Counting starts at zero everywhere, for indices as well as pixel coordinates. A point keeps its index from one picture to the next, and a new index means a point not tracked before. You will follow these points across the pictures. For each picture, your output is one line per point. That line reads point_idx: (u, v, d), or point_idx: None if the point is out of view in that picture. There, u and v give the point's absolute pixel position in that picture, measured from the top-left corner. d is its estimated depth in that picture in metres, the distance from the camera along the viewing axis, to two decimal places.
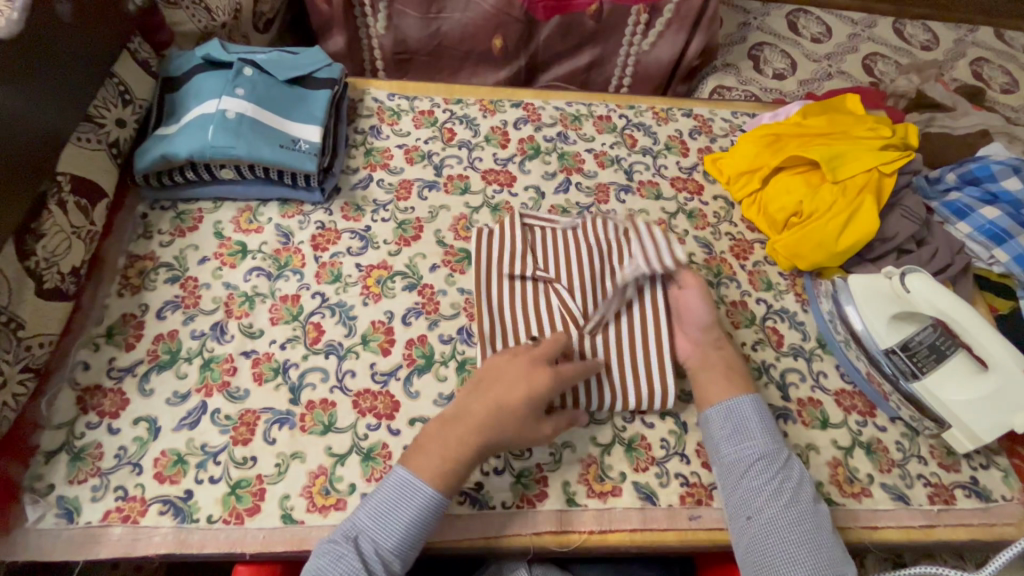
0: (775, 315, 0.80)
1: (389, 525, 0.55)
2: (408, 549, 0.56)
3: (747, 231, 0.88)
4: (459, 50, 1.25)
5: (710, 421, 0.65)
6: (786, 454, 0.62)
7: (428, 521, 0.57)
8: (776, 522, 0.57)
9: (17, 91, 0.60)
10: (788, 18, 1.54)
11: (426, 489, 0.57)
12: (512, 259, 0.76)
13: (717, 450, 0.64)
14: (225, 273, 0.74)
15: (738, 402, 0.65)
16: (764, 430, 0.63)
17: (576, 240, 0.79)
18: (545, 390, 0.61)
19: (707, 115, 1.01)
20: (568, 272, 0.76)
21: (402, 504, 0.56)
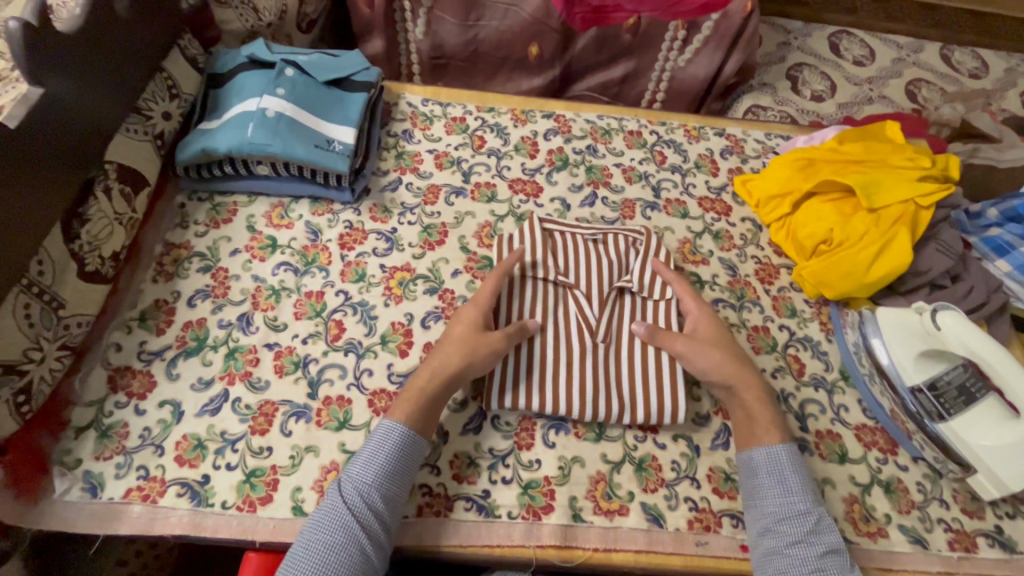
0: (797, 343, 0.79)
1: (369, 465, 0.59)
2: (391, 489, 0.59)
3: (774, 255, 0.86)
4: (495, 57, 1.26)
5: (750, 464, 0.64)
6: (819, 515, 0.61)
7: (408, 456, 0.61)
8: None
9: (75, 80, 0.63)
10: (830, 39, 1.51)
11: (396, 425, 0.61)
12: (535, 260, 0.77)
13: (751, 500, 0.63)
14: (254, 266, 0.76)
15: (770, 450, 0.64)
16: (800, 487, 0.62)
17: (598, 253, 0.79)
18: (476, 310, 0.70)
19: (739, 135, 0.99)
20: (588, 278, 0.77)
21: (379, 446, 0.60)
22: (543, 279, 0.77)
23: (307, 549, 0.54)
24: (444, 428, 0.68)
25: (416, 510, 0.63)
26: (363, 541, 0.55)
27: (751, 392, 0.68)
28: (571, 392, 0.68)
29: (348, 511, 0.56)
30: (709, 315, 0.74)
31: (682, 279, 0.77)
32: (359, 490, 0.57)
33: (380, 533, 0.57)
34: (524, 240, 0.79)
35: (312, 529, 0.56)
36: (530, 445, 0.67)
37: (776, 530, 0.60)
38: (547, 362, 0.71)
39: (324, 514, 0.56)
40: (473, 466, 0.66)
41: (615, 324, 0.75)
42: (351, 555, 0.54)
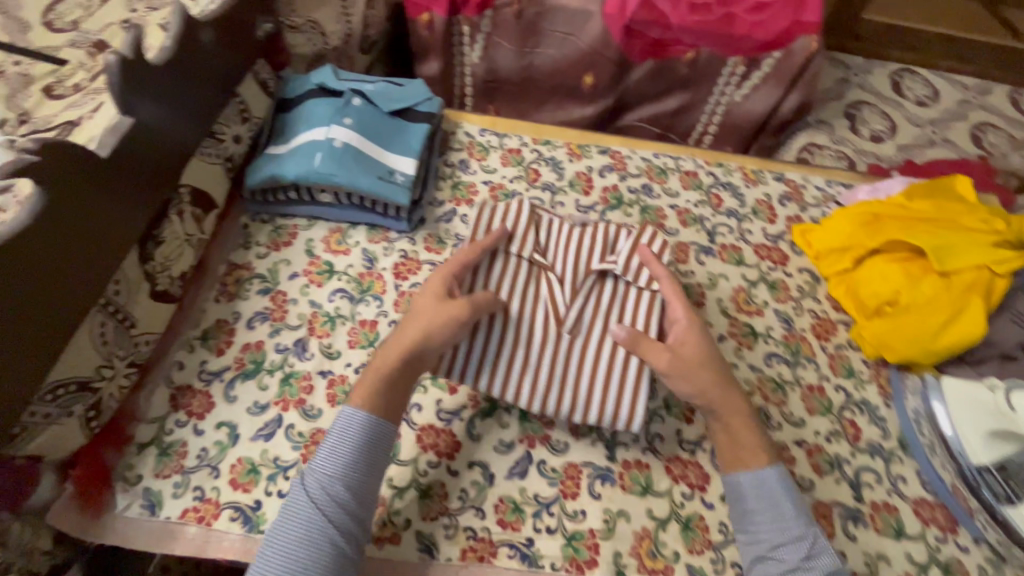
0: (854, 406, 0.76)
1: (333, 458, 0.58)
2: (357, 479, 0.58)
3: (832, 310, 0.84)
4: (548, 84, 1.27)
5: (735, 486, 0.63)
6: (815, 537, 0.58)
7: (369, 442, 0.59)
8: None
9: (161, 110, 0.66)
10: (892, 77, 1.47)
11: (360, 415, 0.60)
12: (515, 234, 0.77)
13: (745, 527, 0.61)
14: (312, 291, 0.78)
15: (757, 472, 0.62)
16: (792, 509, 0.60)
17: (582, 238, 0.78)
18: (443, 281, 0.68)
19: (799, 181, 0.97)
20: (567, 263, 0.76)
21: (342, 437, 0.59)
22: (519, 254, 0.76)
23: (276, 544, 0.54)
24: (490, 470, 0.68)
25: (460, 553, 0.63)
26: (330, 533, 0.55)
27: (736, 417, 0.65)
28: (523, 383, 0.69)
29: (313, 505, 0.56)
30: (693, 325, 0.69)
31: (674, 283, 0.72)
32: (323, 484, 0.57)
33: (344, 523, 0.56)
34: (508, 217, 0.78)
35: (279, 524, 0.56)
36: (575, 494, 0.67)
37: (772, 558, 0.58)
38: (511, 344, 0.70)
39: (289, 510, 0.56)
40: (517, 512, 0.65)
41: (590, 312, 0.73)
42: (319, 549, 0.54)
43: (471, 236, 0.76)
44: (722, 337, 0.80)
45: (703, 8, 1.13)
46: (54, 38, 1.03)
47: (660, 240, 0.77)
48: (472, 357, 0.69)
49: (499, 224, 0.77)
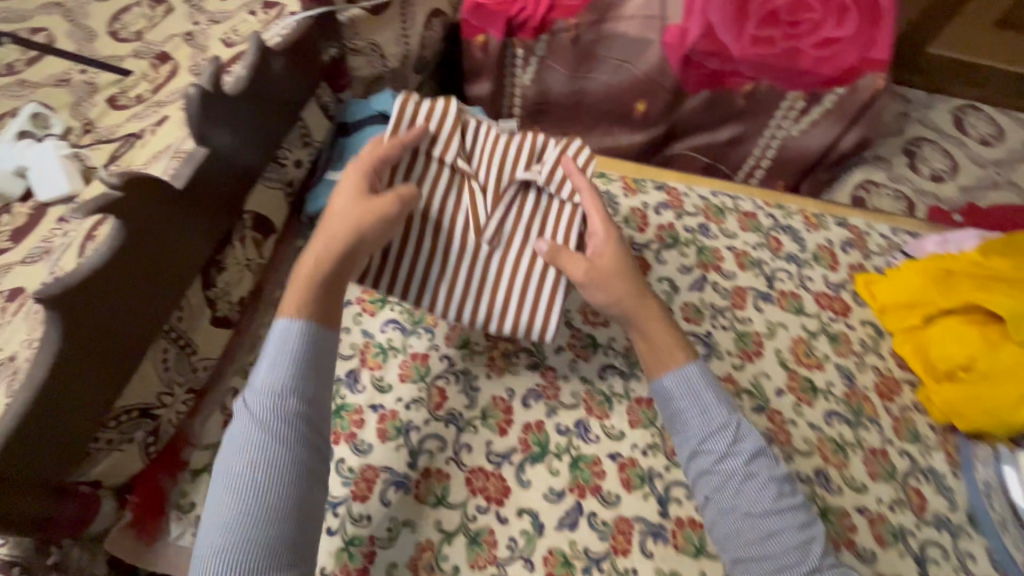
0: (919, 473, 0.73)
1: (274, 372, 0.57)
2: (300, 393, 0.57)
3: (897, 368, 0.80)
4: (599, 109, 1.24)
5: (663, 390, 0.65)
6: (738, 421, 0.64)
7: (313, 349, 0.59)
8: (740, 501, 0.60)
9: (232, 139, 0.66)
10: (956, 113, 1.41)
11: (296, 326, 0.58)
12: (440, 135, 0.71)
13: (681, 429, 0.64)
14: (364, 320, 0.78)
15: (677, 370, 0.65)
16: (715, 403, 0.64)
17: (514, 142, 0.73)
18: (358, 178, 0.65)
19: (863, 228, 0.93)
20: (491, 170, 0.72)
21: (279, 353, 0.57)
22: (440, 158, 0.71)
23: (228, 465, 0.55)
24: (540, 519, 0.66)
25: None
26: (278, 449, 0.54)
27: (651, 322, 0.68)
28: (440, 292, 0.71)
29: (256, 424, 0.55)
30: (612, 239, 0.70)
31: (596, 197, 0.71)
32: (263, 401, 0.56)
33: (300, 431, 0.56)
34: (432, 117, 0.71)
35: (228, 446, 0.56)
36: (626, 551, 0.65)
37: (704, 451, 0.63)
38: (432, 253, 0.70)
39: (241, 432, 0.55)
40: (567, 566, 0.64)
41: (511, 221, 0.72)
42: (279, 462, 0.54)
43: (390, 129, 0.70)
44: (780, 391, 0.77)
45: (766, 40, 1.09)
46: (118, 47, 1.02)
47: (588, 152, 0.74)
48: (391, 260, 0.69)
49: (421, 120, 0.71)
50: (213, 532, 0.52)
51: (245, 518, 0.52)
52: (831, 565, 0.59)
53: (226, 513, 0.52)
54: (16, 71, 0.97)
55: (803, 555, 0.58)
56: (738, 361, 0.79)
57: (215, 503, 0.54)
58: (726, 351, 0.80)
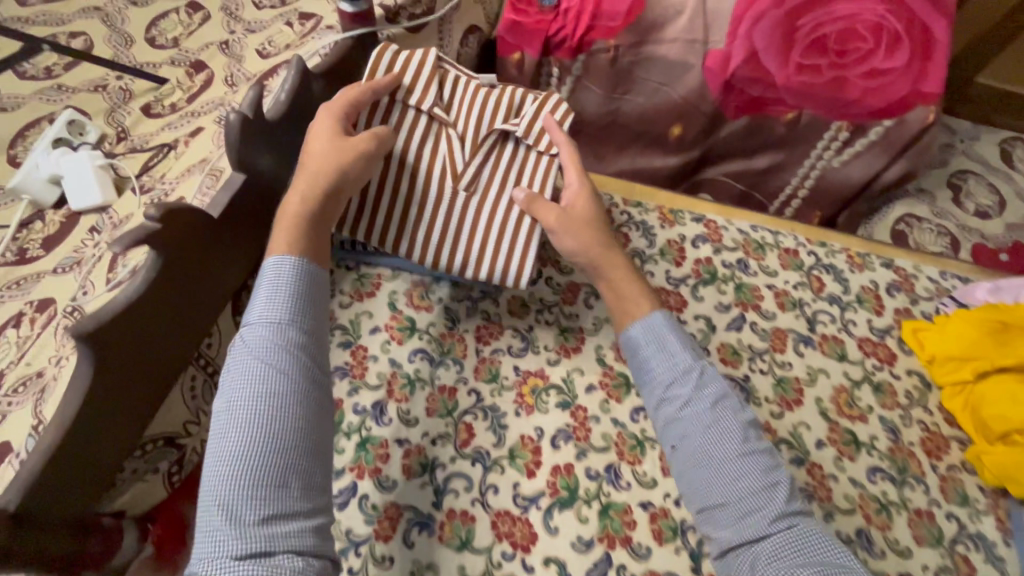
0: (968, 539, 0.69)
1: (271, 302, 0.56)
2: (293, 320, 0.55)
3: (944, 424, 0.77)
4: (633, 130, 1.21)
5: (632, 340, 0.68)
6: (704, 366, 0.65)
7: (310, 279, 0.58)
8: (707, 442, 0.61)
9: (269, 163, 0.65)
10: (1003, 145, 1.36)
11: (286, 255, 0.57)
12: (418, 86, 0.74)
13: (648, 376, 0.66)
14: (392, 348, 0.76)
15: (644, 320, 0.68)
16: (679, 350, 0.66)
17: (490, 95, 0.78)
18: (332, 120, 0.66)
19: (909, 270, 0.90)
20: (468, 121, 0.76)
21: (270, 284, 0.56)
22: (417, 107, 0.75)
23: (225, 398, 0.52)
24: (567, 569, 0.64)
25: None
26: (277, 373, 0.53)
27: (617, 271, 0.72)
28: (417, 236, 0.75)
29: (251, 352, 0.53)
30: (581, 189, 0.75)
31: (572, 151, 0.76)
32: (257, 330, 0.54)
33: (302, 360, 0.55)
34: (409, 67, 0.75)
35: (223, 381, 0.54)
36: None
37: (669, 397, 0.64)
38: (409, 199, 0.74)
39: (240, 365, 0.53)
40: None
41: (487, 169, 0.76)
42: (282, 390, 0.52)
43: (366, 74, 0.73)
44: (821, 444, 0.74)
45: (812, 68, 1.05)
46: (154, 55, 1.00)
47: (563, 109, 0.80)
48: (368, 201, 0.73)
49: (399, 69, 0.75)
50: (216, 465, 0.50)
51: (250, 443, 0.50)
52: (797, 511, 0.58)
53: (228, 444, 0.50)
54: (52, 74, 0.95)
55: (768, 498, 0.57)
56: (777, 409, 0.76)
57: (214, 439, 0.51)
58: (764, 398, 0.77)
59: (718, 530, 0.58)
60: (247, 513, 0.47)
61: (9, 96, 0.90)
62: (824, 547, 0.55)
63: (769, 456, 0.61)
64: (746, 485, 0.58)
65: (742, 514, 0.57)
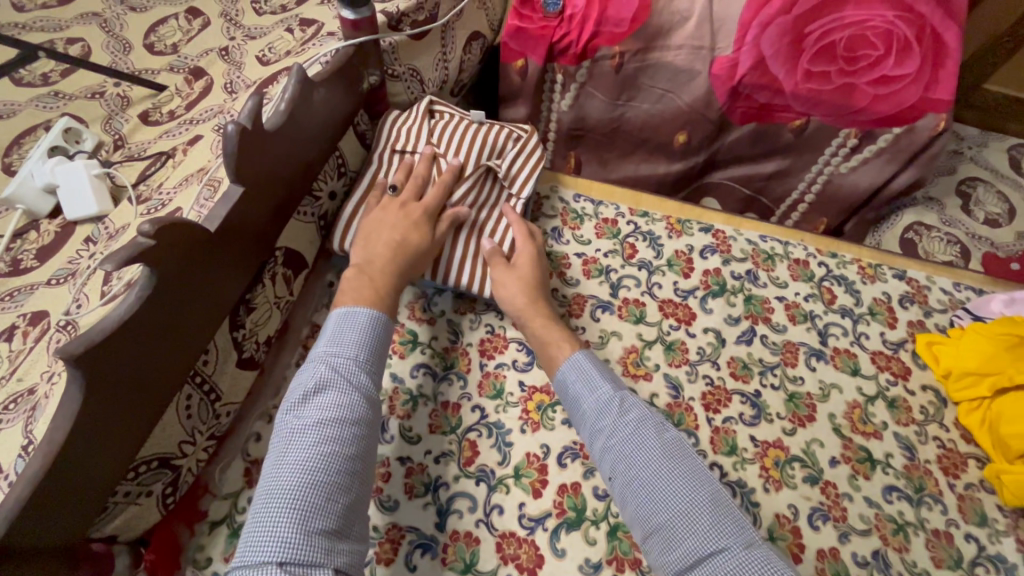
0: (988, 561, 0.67)
1: (337, 357, 0.61)
2: (371, 360, 0.62)
3: (961, 441, 0.75)
4: (638, 137, 1.22)
5: (563, 384, 0.68)
6: (628, 395, 0.65)
7: (372, 337, 0.64)
8: (638, 465, 0.59)
9: (268, 175, 0.63)
10: (1010, 153, 1.35)
11: (362, 306, 0.65)
12: (410, 132, 0.82)
13: (583, 411, 0.66)
14: (393, 362, 0.74)
15: (570, 360, 0.69)
16: (603, 379, 0.66)
17: (474, 132, 0.84)
18: (395, 218, 0.73)
19: (922, 281, 0.88)
20: (457, 153, 0.82)
21: (344, 324, 0.63)
22: (402, 150, 0.82)
23: (305, 416, 0.56)
24: None
25: None
26: (358, 400, 0.58)
27: (536, 321, 0.73)
28: None
29: (326, 395, 0.58)
30: (530, 247, 0.79)
31: (522, 222, 0.81)
32: (339, 361, 0.60)
33: (370, 408, 0.60)
34: (409, 118, 0.84)
35: (302, 399, 0.58)
36: None
37: (601, 429, 0.63)
38: None
39: (315, 410, 0.57)
40: None
41: (474, 196, 0.82)
42: (353, 435, 0.56)
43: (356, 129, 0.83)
44: (834, 461, 0.72)
45: (821, 75, 1.03)
46: (153, 61, 0.99)
47: (540, 151, 0.87)
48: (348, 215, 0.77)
49: (402, 122, 0.85)
50: (291, 473, 0.52)
51: (329, 457, 0.54)
52: (729, 525, 0.53)
53: (308, 453, 0.53)
54: (50, 81, 0.93)
55: (697, 515, 0.54)
56: (789, 425, 0.74)
57: (290, 451, 0.54)
58: (776, 414, 0.75)
59: (661, 557, 0.54)
60: (315, 522, 0.50)
61: (6, 103, 0.88)
62: (758, 566, 0.50)
63: (699, 471, 0.58)
64: (685, 499, 0.55)
65: (679, 534, 0.54)
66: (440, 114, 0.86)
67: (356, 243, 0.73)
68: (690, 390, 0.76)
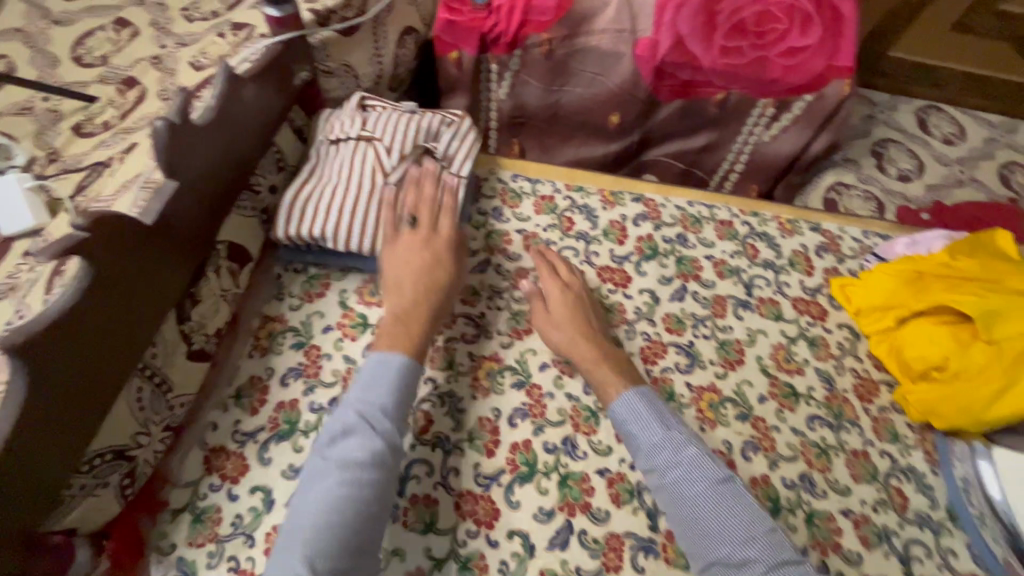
0: (900, 473, 0.74)
1: (366, 403, 0.62)
2: (399, 407, 0.63)
3: (873, 369, 0.83)
4: (575, 120, 1.26)
5: (614, 419, 0.69)
6: (682, 433, 0.66)
7: (401, 382, 0.65)
8: (685, 507, 0.62)
9: (202, 168, 0.65)
10: (918, 114, 1.44)
11: (396, 352, 0.66)
12: (344, 124, 0.85)
13: (634, 446, 0.67)
14: (346, 345, 0.77)
15: (623, 399, 0.69)
16: (655, 419, 0.67)
17: (408, 117, 0.86)
18: (418, 255, 0.74)
19: (835, 232, 0.96)
20: (392, 136, 0.83)
21: (377, 373, 0.64)
22: (340, 141, 0.84)
23: (331, 460, 0.59)
24: (530, 540, 0.66)
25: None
26: (380, 446, 0.60)
27: (591, 356, 0.74)
28: (335, 224, 0.77)
29: (355, 441, 0.60)
30: (564, 280, 0.81)
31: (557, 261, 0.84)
32: (370, 409, 0.62)
33: (393, 450, 0.61)
34: (342, 112, 0.87)
35: (330, 443, 0.60)
36: (618, 568, 0.65)
37: (651, 466, 0.65)
38: (333, 200, 0.78)
39: (337, 454, 0.59)
40: None
41: (411, 177, 0.82)
42: (371, 476, 0.59)
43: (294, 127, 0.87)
44: (762, 398, 0.78)
45: (734, 50, 1.10)
46: (82, 74, 0.97)
47: (474, 131, 0.90)
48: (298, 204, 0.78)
49: (336, 119, 0.87)
50: (311, 512, 0.56)
51: (346, 500, 0.56)
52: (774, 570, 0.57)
53: (328, 495, 0.56)
54: None
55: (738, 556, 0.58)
56: (721, 370, 0.80)
57: (312, 490, 0.57)
58: (708, 360, 0.81)
59: None
60: (324, 560, 0.53)
61: None
62: None
63: (745, 514, 0.60)
64: (727, 542, 0.59)
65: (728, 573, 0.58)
66: (371, 108, 0.88)
67: (386, 289, 0.73)
68: (630, 346, 0.81)
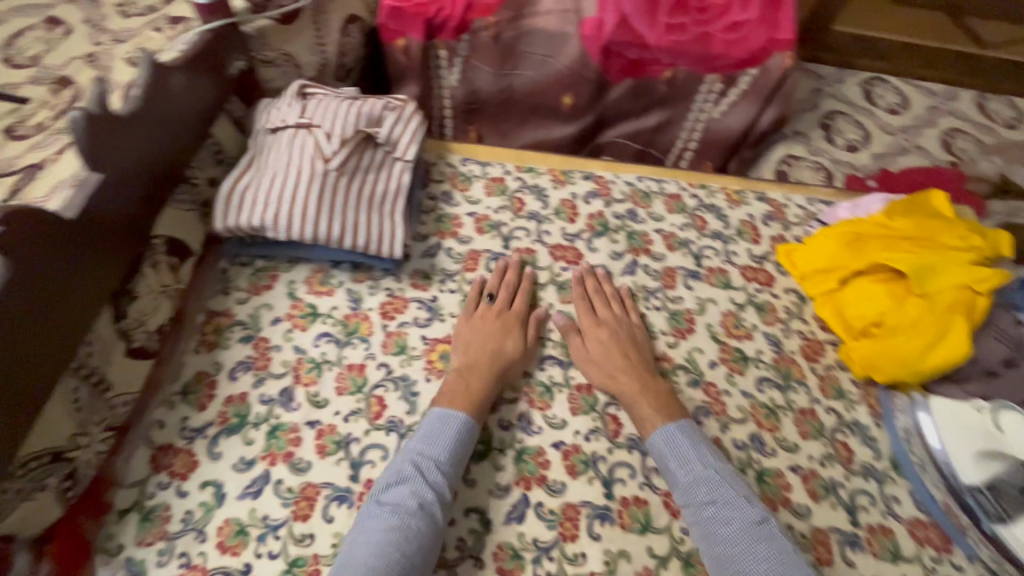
0: (845, 428, 0.77)
1: (422, 461, 0.64)
2: (453, 468, 0.65)
3: (819, 331, 0.85)
4: (527, 105, 1.25)
5: (653, 453, 0.70)
6: (726, 470, 0.67)
7: (458, 445, 0.66)
8: (723, 543, 0.61)
9: (130, 160, 0.63)
10: (864, 86, 1.48)
11: (462, 412, 0.68)
12: (284, 111, 0.83)
13: (672, 481, 0.67)
14: (295, 335, 0.76)
15: (664, 433, 0.69)
16: (699, 455, 0.67)
17: (349, 104, 0.84)
18: (490, 323, 0.77)
19: (780, 201, 0.98)
20: (331, 122, 0.81)
21: (437, 434, 0.66)
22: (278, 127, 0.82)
23: (380, 514, 0.59)
24: (487, 515, 0.66)
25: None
26: (429, 506, 0.60)
27: (632, 386, 0.74)
28: (274, 212, 0.75)
29: (407, 496, 0.61)
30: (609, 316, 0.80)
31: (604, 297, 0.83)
32: (424, 467, 0.63)
33: (438, 511, 0.61)
34: (281, 100, 0.85)
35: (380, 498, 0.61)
36: (575, 536, 0.66)
37: (689, 501, 0.65)
38: (272, 189, 0.76)
39: (389, 508, 0.60)
40: (516, 559, 0.64)
41: (353, 163, 0.81)
42: (416, 536, 0.58)
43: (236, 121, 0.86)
44: (713, 364, 0.80)
45: (679, 28, 1.14)
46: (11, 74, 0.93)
47: (418, 116, 0.89)
48: (236, 194, 0.76)
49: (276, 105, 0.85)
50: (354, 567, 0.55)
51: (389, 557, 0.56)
52: None
53: (373, 551, 0.56)
54: None
55: None
56: (672, 339, 0.81)
57: (357, 545, 0.57)
58: (660, 331, 0.82)
59: None
60: None
61: None
62: None
63: (784, 554, 0.59)
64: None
65: None
66: (313, 96, 0.87)
67: (455, 347, 0.76)
68: None
